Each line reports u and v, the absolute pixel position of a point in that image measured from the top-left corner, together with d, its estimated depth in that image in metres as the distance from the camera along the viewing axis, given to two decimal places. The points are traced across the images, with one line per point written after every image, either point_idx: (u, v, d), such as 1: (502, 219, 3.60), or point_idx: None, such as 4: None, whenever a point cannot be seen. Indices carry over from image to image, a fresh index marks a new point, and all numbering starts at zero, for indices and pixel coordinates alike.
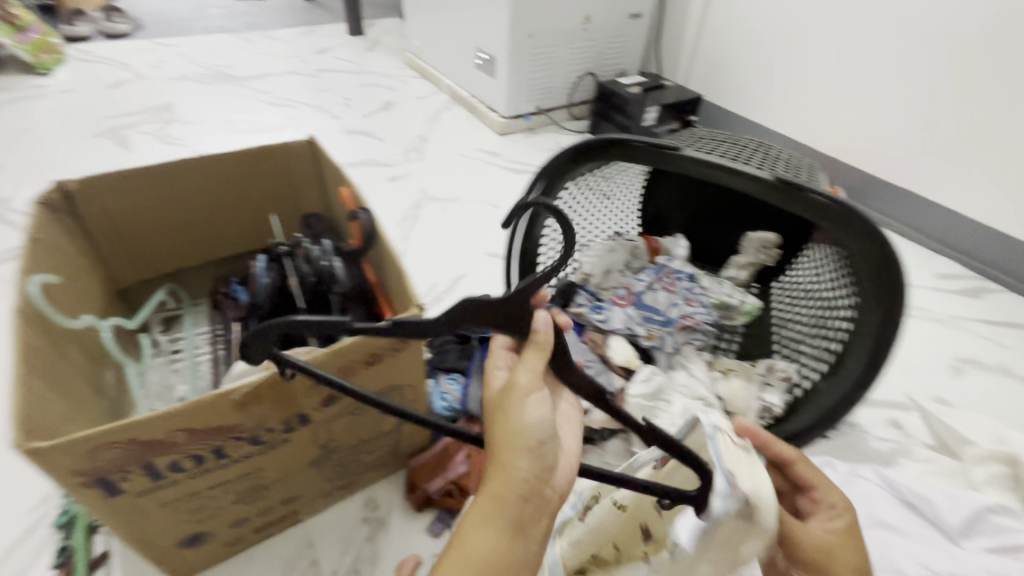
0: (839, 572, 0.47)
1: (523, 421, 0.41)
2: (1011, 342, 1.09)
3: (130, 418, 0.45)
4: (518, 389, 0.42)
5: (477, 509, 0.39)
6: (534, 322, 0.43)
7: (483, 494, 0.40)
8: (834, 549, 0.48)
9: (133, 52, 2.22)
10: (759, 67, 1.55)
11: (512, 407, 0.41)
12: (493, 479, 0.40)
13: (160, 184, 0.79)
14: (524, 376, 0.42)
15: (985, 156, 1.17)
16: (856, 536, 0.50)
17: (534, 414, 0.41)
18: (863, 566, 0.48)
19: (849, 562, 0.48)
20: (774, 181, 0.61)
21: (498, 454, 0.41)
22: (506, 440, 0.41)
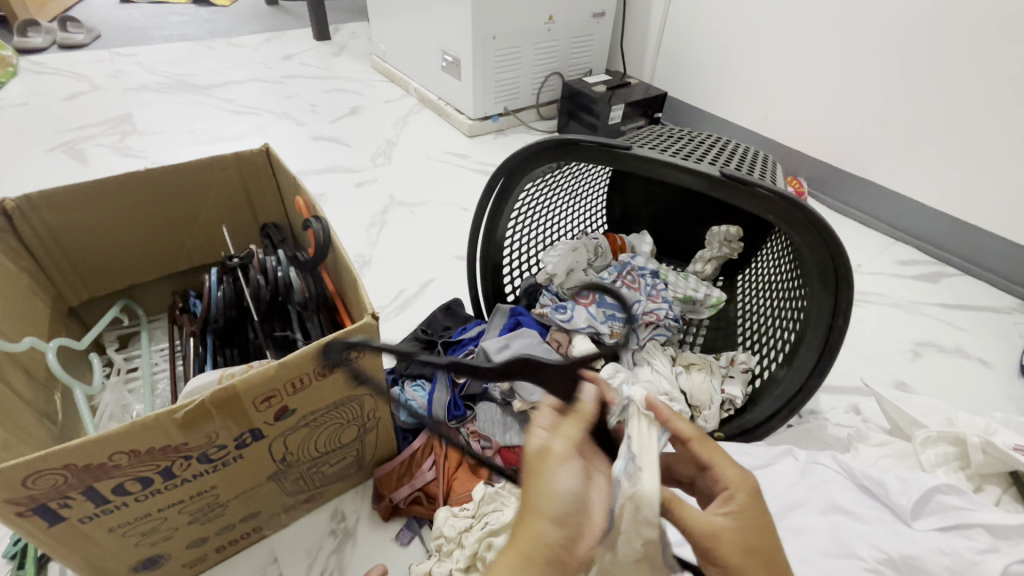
0: (724, 557, 0.40)
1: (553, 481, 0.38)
2: (966, 324, 1.13)
3: (65, 443, 0.43)
4: (554, 451, 0.40)
5: (497, 566, 0.34)
6: (579, 391, 0.46)
7: (506, 553, 0.35)
8: (719, 531, 0.40)
9: (90, 63, 2.17)
10: (720, 63, 1.57)
11: (545, 466, 0.39)
12: (519, 537, 0.35)
13: (112, 198, 0.77)
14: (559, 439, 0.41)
15: (936, 144, 1.21)
16: (757, 517, 0.42)
17: (567, 481, 0.38)
18: (757, 552, 0.40)
19: (741, 548, 0.40)
20: (720, 176, 0.62)
21: (524, 515, 0.37)
22: (535, 502, 0.37)
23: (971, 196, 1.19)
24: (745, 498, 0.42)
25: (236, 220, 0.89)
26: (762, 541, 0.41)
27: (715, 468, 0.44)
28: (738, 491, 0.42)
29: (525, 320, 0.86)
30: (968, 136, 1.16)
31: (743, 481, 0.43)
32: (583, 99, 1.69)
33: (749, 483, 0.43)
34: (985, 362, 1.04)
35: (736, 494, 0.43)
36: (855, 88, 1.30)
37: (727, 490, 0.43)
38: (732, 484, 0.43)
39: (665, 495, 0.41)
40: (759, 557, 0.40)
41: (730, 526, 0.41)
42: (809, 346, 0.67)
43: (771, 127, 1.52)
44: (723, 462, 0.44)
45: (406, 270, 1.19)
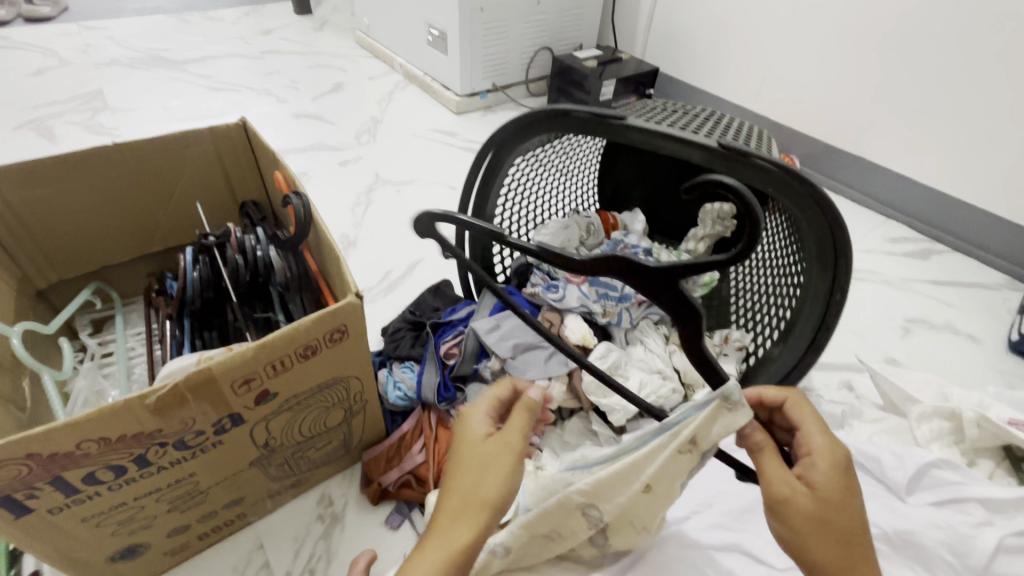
0: (794, 521, 0.39)
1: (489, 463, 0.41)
2: (956, 300, 1.13)
3: (24, 431, 0.40)
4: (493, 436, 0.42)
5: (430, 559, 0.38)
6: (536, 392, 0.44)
7: (442, 544, 0.38)
8: (791, 494, 0.39)
9: (58, 37, 2.07)
10: (712, 37, 1.54)
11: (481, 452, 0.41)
12: (449, 532, 0.38)
13: (77, 175, 0.73)
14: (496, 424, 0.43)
15: (929, 119, 1.19)
16: (844, 493, 0.39)
17: (510, 483, 0.40)
18: (836, 525, 0.38)
19: (820, 514, 0.39)
20: (718, 147, 0.59)
21: (460, 512, 0.39)
22: (473, 493, 0.39)
23: (963, 172, 1.18)
24: (826, 467, 0.40)
25: (213, 198, 0.85)
26: (843, 513, 0.39)
27: (802, 433, 0.43)
28: (823, 459, 0.41)
29: (515, 300, 0.84)
30: (962, 110, 1.14)
31: (832, 450, 0.41)
32: (573, 75, 1.65)
33: (840, 453, 0.41)
34: (975, 338, 1.04)
35: (821, 460, 0.41)
36: (849, 61, 1.27)
37: (809, 455, 0.41)
38: (818, 452, 0.41)
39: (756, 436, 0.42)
40: (835, 529, 0.38)
41: (807, 492, 0.39)
42: (807, 321, 0.65)
43: (763, 104, 1.49)
44: (809, 428, 0.43)
45: (393, 250, 1.15)
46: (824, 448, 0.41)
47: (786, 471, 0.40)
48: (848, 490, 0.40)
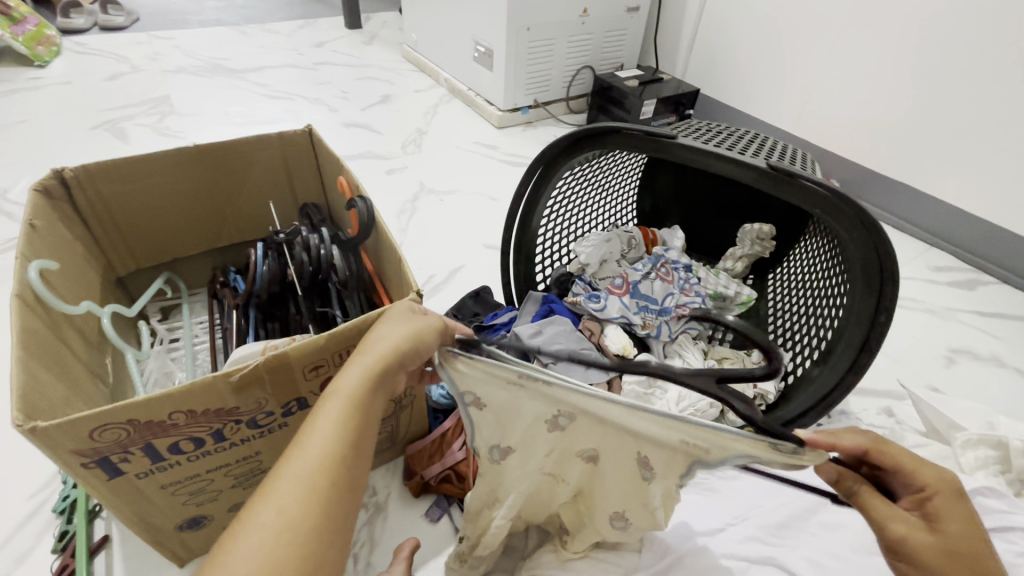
0: (924, 560, 0.40)
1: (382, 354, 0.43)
2: (1003, 333, 1.10)
3: (126, 400, 0.45)
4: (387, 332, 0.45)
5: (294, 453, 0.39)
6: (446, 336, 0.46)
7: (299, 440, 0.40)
8: (910, 538, 0.40)
9: (130, 45, 2.22)
10: (754, 60, 1.55)
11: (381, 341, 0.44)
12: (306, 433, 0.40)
13: (160, 172, 0.79)
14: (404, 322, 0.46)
15: (978, 148, 1.18)
16: (965, 521, 0.40)
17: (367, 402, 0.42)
18: (966, 556, 0.39)
19: (941, 549, 0.40)
20: (768, 169, 0.61)
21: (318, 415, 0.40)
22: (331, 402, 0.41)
23: (1012, 203, 1.16)
24: (946, 500, 0.41)
25: (277, 199, 0.91)
26: (973, 546, 0.40)
27: (908, 473, 0.43)
28: (937, 493, 0.41)
29: (558, 308, 0.87)
30: (1014, 141, 1.12)
31: (943, 482, 0.42)
32: (614, 94, 1.69)
33: (950, 480, 0.42)
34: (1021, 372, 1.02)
35: (937, 495, 0.41)
36: (896, 88, 1.27)
37: (923, 492, 0.42)
38: (930, 487, 0.42)
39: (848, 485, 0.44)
40: (970, 559, 0.39)
41: (923, 528, 0.41)
42: (848, 343, 0.66)
43: (805, 127, 1.49)
44: (910, 462, 0.43)
45: (435, 256, 1.20)
46: (933, 481, 0.42)
47: (897, 511, 0.42)
48: (967, 517, 0.41)
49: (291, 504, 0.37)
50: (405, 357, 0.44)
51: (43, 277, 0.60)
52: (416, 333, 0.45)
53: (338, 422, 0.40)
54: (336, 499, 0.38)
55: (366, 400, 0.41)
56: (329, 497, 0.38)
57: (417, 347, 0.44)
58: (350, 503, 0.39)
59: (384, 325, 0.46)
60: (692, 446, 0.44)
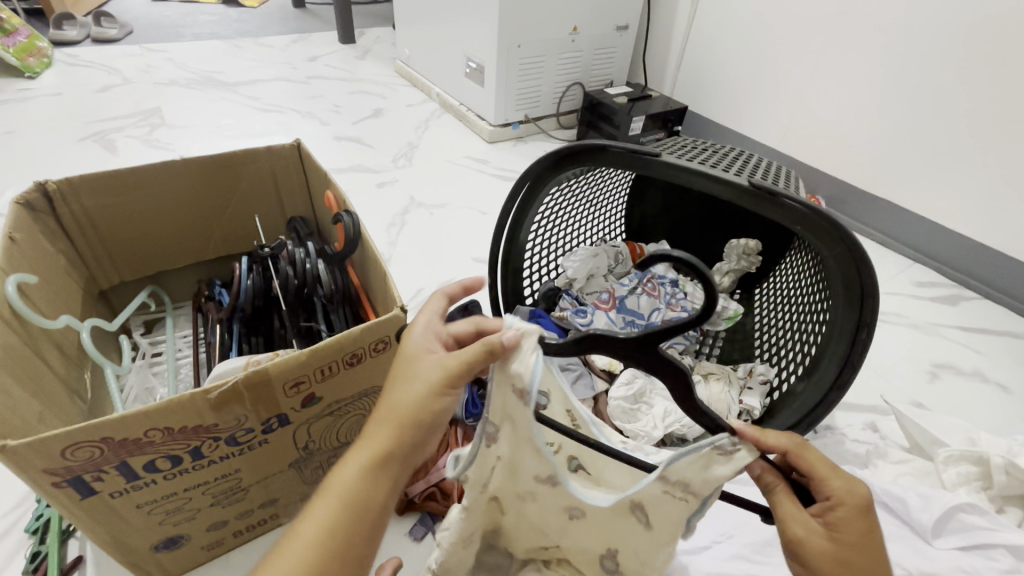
0: (813, 562, 0.40)
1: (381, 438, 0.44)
2: (986, 348, 1.12)
3: (100, 417, 0.44)
4: (393, 398, 0.45)
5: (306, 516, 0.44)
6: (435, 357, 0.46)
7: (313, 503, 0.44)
8: (805, 542, 0.40)
9: (122, 57, 2.22)
10: (740, 79, 1.59)
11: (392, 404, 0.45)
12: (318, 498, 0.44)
13: (146, 186, 0.79)
14: (413, 379, 0.44)
15: (958, 166, 1.21)
16: (863, 532, 0.40)
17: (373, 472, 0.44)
18: (851, 563, 0.40)
19: (834, 558, 0.40)
20: (748, 186, 0.62)
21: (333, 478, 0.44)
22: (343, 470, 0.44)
23: (992, 220, 1.19)
24: (848, 514, 0.40)
25: (265, 213, 0.91)
26: (861, 556, 0.40)
27: (820, 480, 0.41)
28: (842, 506, 0.40)
29: (544, 322, 0.83)
30: (992, 160, 1.15)
31: (852, 496, 0.40)
32: (604, 111, 1.71)
33: (860, 495, 0.41)
34: (1004, 387, 1.03)
35: (840, 508, 0.40)
36: (879, 107, 1.30)
37: (829, 502, 0.41)
38: (836, 498, 0.40)
39: (764, 480, 0.43)
40: (856, 566, 0.40)
41: (823, 535, 0.40)
42: (830, 359, 0.66)
43: (790, 144, 1.52)
44: (825, 471, 0.41)
45: (424, 270, 1.20)
46: (842, 494, 0.40)
47: (801, 516, 0.41)
48: (866, 529, 0.40)
49: None
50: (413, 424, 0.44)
51: (21, 291, 0.59)
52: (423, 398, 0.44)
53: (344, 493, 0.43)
54: None
55: (366, 485, 0.44)
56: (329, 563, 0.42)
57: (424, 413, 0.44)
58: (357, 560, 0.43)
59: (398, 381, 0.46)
60: (672, 492, 0.43)
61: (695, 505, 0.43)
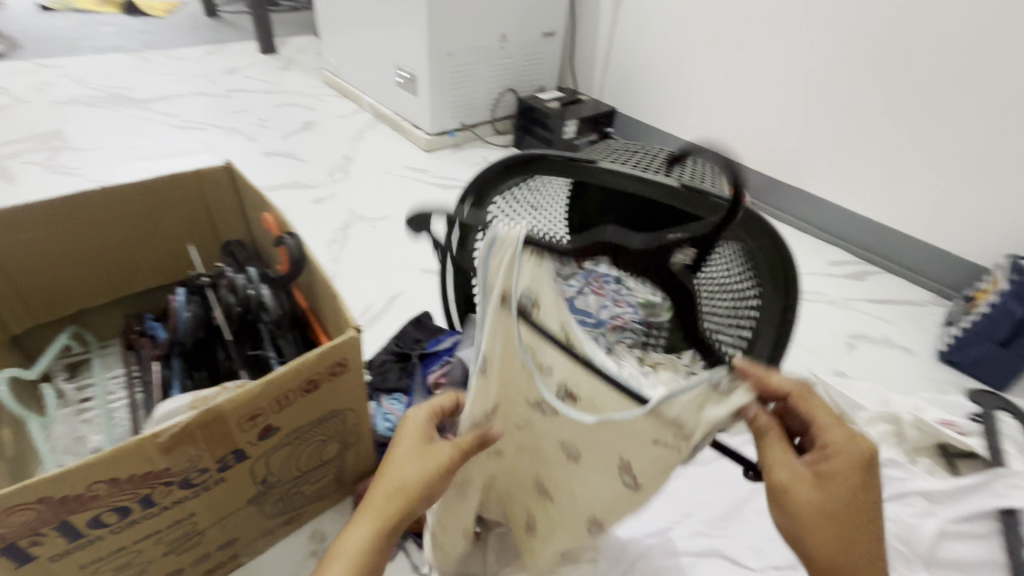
0: (798, 506, 0.44)
1: (388, 504, 0.50)
2: (892, 316, 1.25)
3: (37, 476, 0.41)
4: (398, 479, 0.51)
5: None
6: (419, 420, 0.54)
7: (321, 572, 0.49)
8: (794, 485, 0.44)
9: (10, 75, 2.02)
10: (663, 82, 1.69)
11: (395, 478, 0.51)
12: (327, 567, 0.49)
13: (58, 218, 0.73)
14: (411, 459, 0.51)
15: (856, 155, 1.34)
16: (858, 485, 0.44)
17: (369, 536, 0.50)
18: (836, 511, 0.44)
19: (821, 505, 0.44)
20: (680, 187, 0.68)
21: (339, 547, 0.49)
22: (353, 542, 0.49)
23: (888, 202, 1.33)
24: (843, 464, 0.44)
25: (196, 239, 0.86)
26: (851, 508, 0.44)
27: (820, 429, 0.45)
28: (841, 456, 0.44)
29: None
30: (884, 148, 1.29)
31: (851, 450, 0.44)
32: (537, 115, 1.75)
33: (860, 450, 0.44)
34: (909, 350, 1.16)
35: (837, 457, 0.44)
36: (787, 104, 1.42)
37: (826, 451, 0.45)
38: (834, 447, 0.45)
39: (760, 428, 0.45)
40: (841, 513, 0.44)
41: (811, 478, 0.44)
42: (763, 342, 0.71)
43: (713, 141, 1.63)
44: (826, 420, 0.45)
45: (370, 284, 1.18)
46: (843, 442, 0.44)
47: (788, 461, 0.45)
48: (860, 483, 0.44)
49: None
50: (411, 496, 0.50)
51: None
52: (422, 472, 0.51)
53: (351, 559, 0.49)
54: None
55: (374, 549, 0.49)
56: None
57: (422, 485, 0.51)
58: None
59: (397, 460, 0.52)
60: (663, 436, 0.45)
61: (686, 456, 0.44)
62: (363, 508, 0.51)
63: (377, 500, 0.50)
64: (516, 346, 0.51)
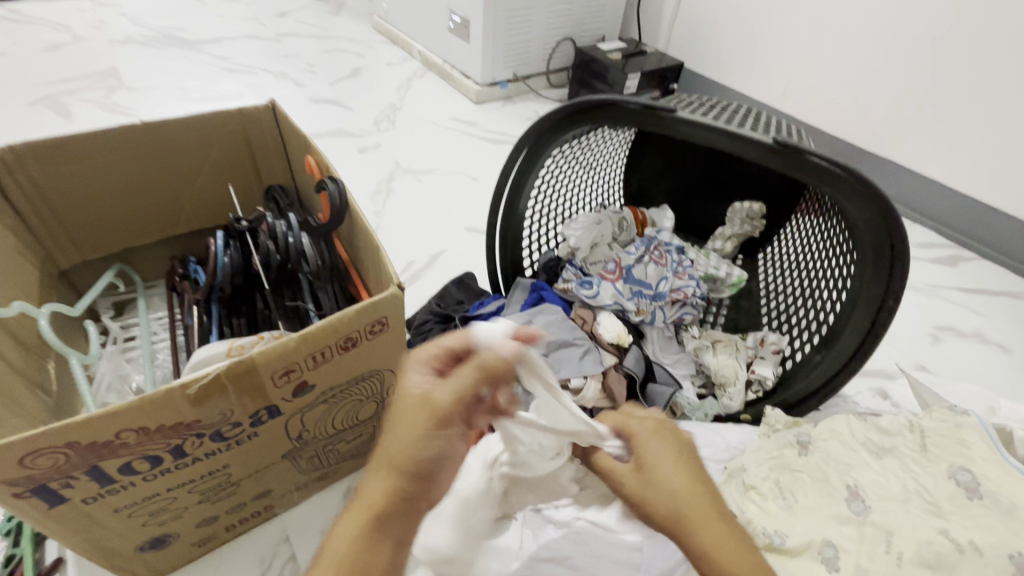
0: None
1: (405, 441, 0.38)
2: (988, 309, 1.11)
3: (65, 421, 0.39)
4: (397, 450, 0.38)
5: (383, 457, 0.39)
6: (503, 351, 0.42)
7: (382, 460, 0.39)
8: None
9: (71, 13, 2.04)
10: (739, 32, 1.51)
11: (418, 411, 0.38)
12: (385, 450, 0.39)
13: (95, 147, 0.71)
14: (405, 425, 0.38)
15: (963, 124, 1.16)
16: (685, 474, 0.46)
17: (406, 440, 0.38)
18: None
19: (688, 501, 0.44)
20: (772, 144, 0.58)
21: (389, 438, 0.39)
22: (398, 449, 0.38)
23: (998, 180, 1.15)
24: None
25: (238, 183, 0.84)
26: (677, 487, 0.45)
27: None
28: None
29: (548, 296, 0.81)
30: (1001, 115, 1.10)
31: None
32: (596, 68, 1.62)
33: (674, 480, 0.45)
34: (1004, 348, 1.03)
35: None
36: (885, 59, 1.23)
37: None
38: None
39: None
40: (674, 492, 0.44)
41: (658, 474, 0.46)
42: (853, 329, 0.64)
43: (791, 101, 1.45)
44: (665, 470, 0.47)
45: (414, 240, 1.13)
46: None
47: None
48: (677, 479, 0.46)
49: (365, 524, 0.37)
50: (427, 463, 0.38)
51: None
52: (426, 438, 0.38)
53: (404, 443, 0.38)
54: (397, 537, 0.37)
55: (428, 451, 0.38)
56: (383, 520, 0.37)
57: (430, 451, 0.38)
58: (406, 518, 0.38)
59: (398, 430, 0.39)
60: None
61: None
62: (400, 426, 0.39)
63: (395, 447, 0.38)
64: (880, 498, 0.58)
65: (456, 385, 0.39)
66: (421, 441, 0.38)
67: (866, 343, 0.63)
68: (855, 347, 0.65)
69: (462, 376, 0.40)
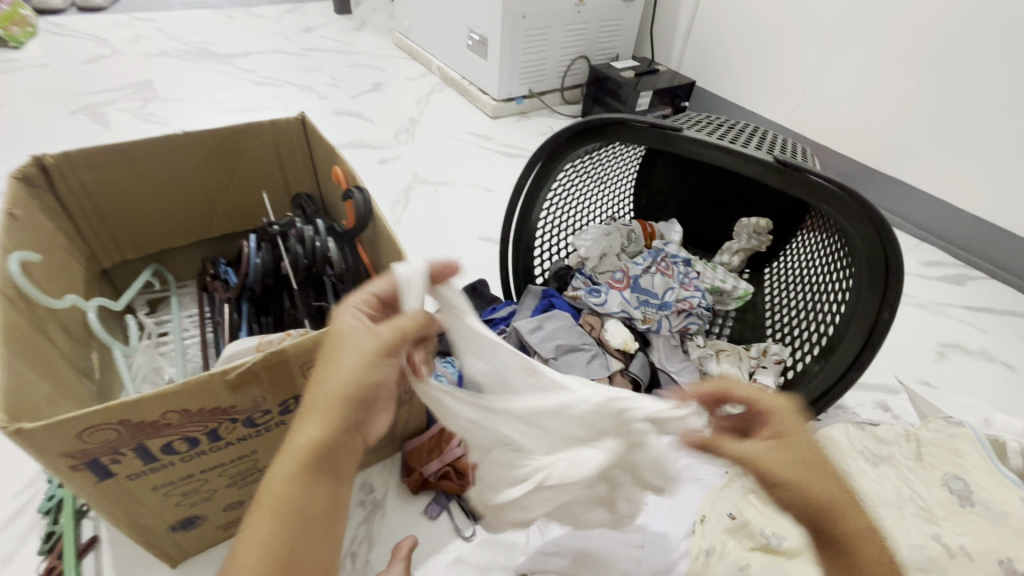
0: None
1: (343, 375, 0.42)
2: (994, 328, 1.12)
3: (118, 400, 0.43)
4: (332, 383, 0.42)
5: (315, 396, 0.42)
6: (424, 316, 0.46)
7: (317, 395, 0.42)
8: None
9: (110, 27, 2.15)
10: (750, 53, 1.55)
11: (357, 348, 0.42)
12: (318, 388, 0.42)
13: (140, 154, 0.77)
14: (344, 358, 0.42)
15: (970, 145, 1.18)
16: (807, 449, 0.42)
17: (346, 373, 0.42)
18: None
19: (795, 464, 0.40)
20: (772, 163, 0.61)
21: (324, 375, 0.43)
22: (335, 382, 0.42)
23: (1004, 201, 1.17)
24: None
25: (268, 190, 0.89)
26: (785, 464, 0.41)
27: None
28: None
29: (558, 302, 0.84)
30: (1006, 138, 1.12)
31: None
32: (610, 85, 1.67)
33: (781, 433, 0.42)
34: (1010, 366, 1.04)
35: None
36: (893, 81, 1.26)
37: None
38: None
39: None
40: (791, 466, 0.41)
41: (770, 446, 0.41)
42: (851, 341, 0.66)
43: (800, 120, 1.49)
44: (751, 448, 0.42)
45: (430, 248, 1.18)
46: None
47: None
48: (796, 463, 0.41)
49: (305, 457, 0.40)
50: (363, 394, 0.42)
51: (26, 271, 0.59)
52: (363, 369, 0.42)
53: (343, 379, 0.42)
54: (332, 468, 0.41)
55: (363, 384, 0.42)
56: (321, 453, 0.41)
57: (366, 383, 0.42)
58: (340, 451, 0.42)
59: (336, 365, 0.42)
60: None
61: None
62: (335, 361, 0.43)
63: (330, 381, 0.42)
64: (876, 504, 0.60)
65: (395, 324, 0.44)
66: (360, 371, 0.41)
67: (864, 354, 0.66)
68: (853, 358, 0.67)
69: (401, 320, 0.44)
